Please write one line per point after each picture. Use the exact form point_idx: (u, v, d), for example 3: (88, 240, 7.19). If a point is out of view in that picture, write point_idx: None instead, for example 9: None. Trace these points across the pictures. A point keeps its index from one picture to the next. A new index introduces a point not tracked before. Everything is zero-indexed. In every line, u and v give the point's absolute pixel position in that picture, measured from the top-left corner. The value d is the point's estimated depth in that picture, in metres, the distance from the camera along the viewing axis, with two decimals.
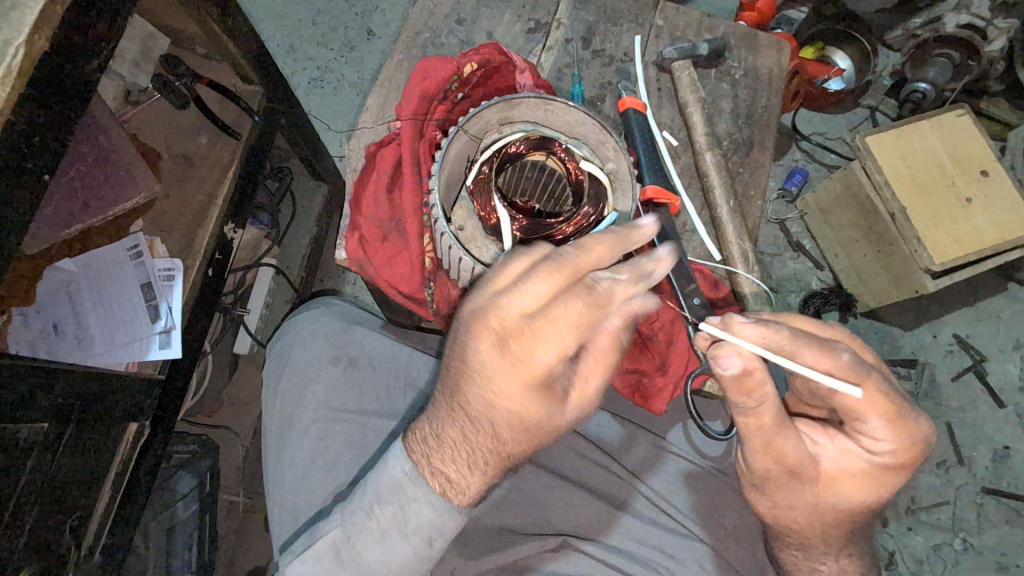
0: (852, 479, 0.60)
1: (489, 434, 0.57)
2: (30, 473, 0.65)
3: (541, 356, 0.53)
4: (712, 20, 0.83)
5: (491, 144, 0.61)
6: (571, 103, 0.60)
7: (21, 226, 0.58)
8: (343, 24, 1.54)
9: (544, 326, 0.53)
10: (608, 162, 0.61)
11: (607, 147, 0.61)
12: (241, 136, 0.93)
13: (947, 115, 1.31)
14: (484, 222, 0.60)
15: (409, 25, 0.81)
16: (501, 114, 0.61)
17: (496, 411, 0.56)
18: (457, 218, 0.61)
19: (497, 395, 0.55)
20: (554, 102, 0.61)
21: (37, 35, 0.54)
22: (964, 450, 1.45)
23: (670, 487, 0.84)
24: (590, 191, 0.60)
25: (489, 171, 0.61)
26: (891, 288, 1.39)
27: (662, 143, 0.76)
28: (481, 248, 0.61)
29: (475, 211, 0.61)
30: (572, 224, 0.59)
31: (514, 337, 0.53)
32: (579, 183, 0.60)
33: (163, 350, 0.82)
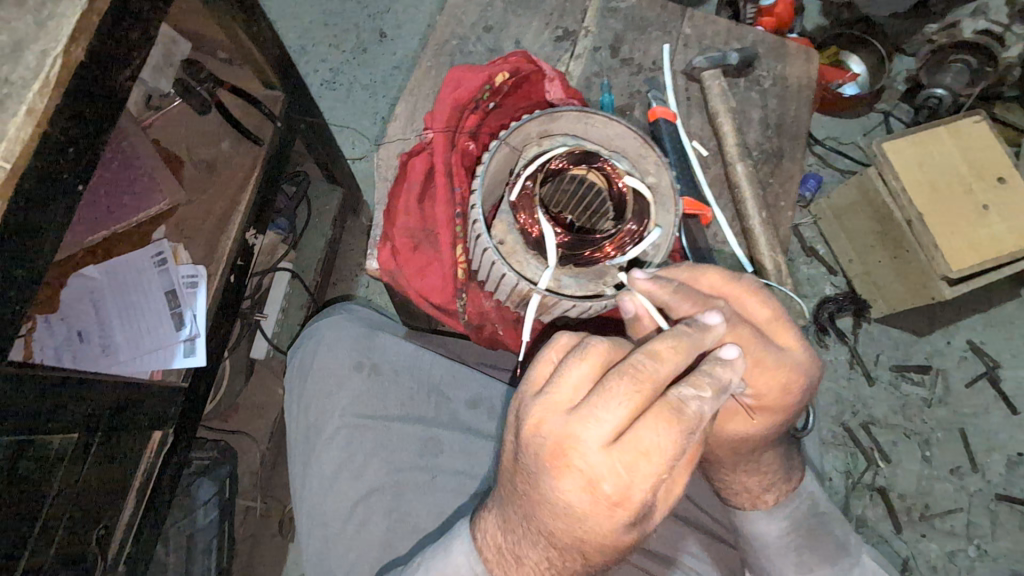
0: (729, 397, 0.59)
1: (555, 536, 0.51)
2: (60, 484, 0.65)
3: (607, 465, 0.46)
4: (740, 28, 0.82)
5: (532, 157, 0.61)
6: (611, 116, 0.60)
7: (56, 238, 0.57)
8: (356, 26, 1.53)
9: (607, 428, 0.46)
10: (649, 176, 0.61)
11: (649, 160, 0.61)
12: (264, 142, 0.92)
13: (963, 123, 1.30)
14: (525, 234, 0.59)
15: (436, 33, 0.80)
16: (542, 127, 0.61)
17: (559, 520, 0.49)
18: (498, 232, 0.61)
19: (559, 503, 0.48)
20: (594, 116, 0.61)
21: (73, 45, 0.53)
22: (979, 457, 1.44)
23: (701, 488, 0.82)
24: (634, 206, 0.59)
25: (533, 185, 0.59)
26: (906, 294, 1.38)
27: (692, 154, 0.75)
28: (522, 262, 0.60)
29: (515, 224, 0.61)
30: (615, 241, 0.58)
31: (573, 443, 0.46)
32: (621, 198, 0.59)
33: (187, 358, 0.82)
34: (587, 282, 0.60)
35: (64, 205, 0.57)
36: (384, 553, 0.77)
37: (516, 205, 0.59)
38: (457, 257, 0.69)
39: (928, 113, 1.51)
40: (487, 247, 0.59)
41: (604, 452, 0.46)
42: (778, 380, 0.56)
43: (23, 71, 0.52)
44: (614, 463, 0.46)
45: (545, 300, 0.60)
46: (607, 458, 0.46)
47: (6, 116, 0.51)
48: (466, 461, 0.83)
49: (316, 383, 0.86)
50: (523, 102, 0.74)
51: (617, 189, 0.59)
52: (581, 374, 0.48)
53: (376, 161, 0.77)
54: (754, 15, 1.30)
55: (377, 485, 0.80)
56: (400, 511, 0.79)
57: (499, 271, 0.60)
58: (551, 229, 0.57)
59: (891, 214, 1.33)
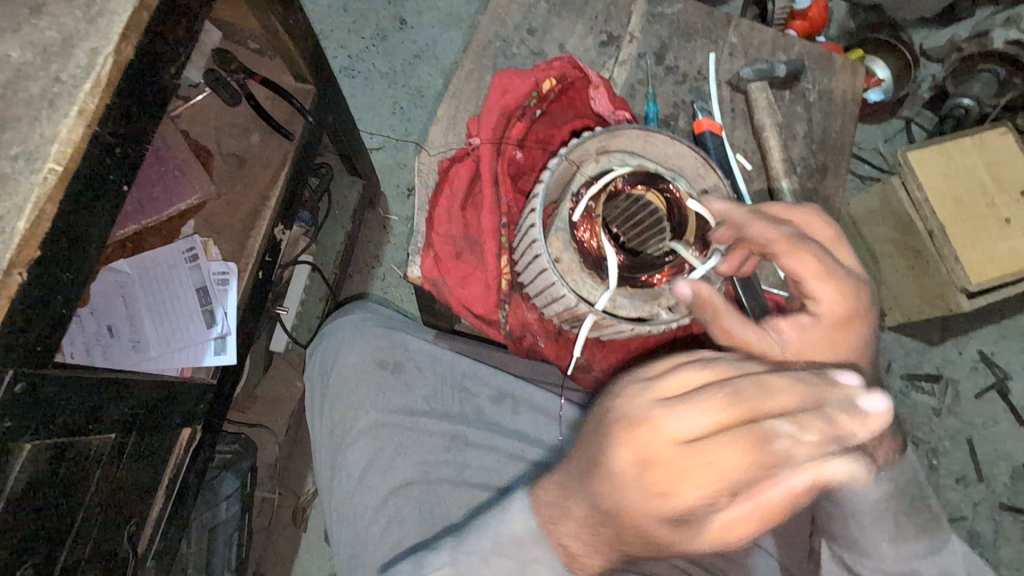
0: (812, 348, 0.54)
1: (609, 530, 0.51)
2: (96, 483, 0.65)
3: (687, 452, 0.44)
4: (787, 39, 0.81)
5: (592, 174, 0.59)
6: (672, 135, 0.61)
7: (101, 239, 0.56)
8: (376, 13, 1.50)
9: (685, 427, 0.45)
10: (705, 196, 0.61)
11: (706, 181, 0.62)
12: (295, 137, 0.90)
13: (990, 134, 1.30)
14: (585, 252, 0.59)
15: (479, 34, 0.79)
16: (601, 144, 0.60)
17: (623, 518, 0.49)
18: (554, 249, 0.59)
19: (630, 502, 0.47)
20: (656, 135, 0.61)
21: (124, 42, 0.52)
22: (984, 466, 1.46)
23: None
24: (697, 230, 0.59)
25: (596, 206, 0.59)
26: (923, 304, 1.37)
27: (736, 168, 0.74)
28: (577, 280, 0.59)
29: (572, 241, 0.60)
30: (672, 264, 0.60)
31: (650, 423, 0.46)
32: (685, 220, 0.59)
33: (217, 356, 0.81)
34: (640, 302, 0.60)
35: (109, 206, 0.56)
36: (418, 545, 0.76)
37: (577, 226, 0.59)
38: (502, 268, 0.71)
39: (953, 123, 1.49)
40: (544, 265, 0.60)
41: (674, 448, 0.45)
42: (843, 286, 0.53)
43: (75, 70, 0.51)
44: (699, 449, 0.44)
45: (599, 319, 0.61)
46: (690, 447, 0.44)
47: (58, 116, 0.50)
48: (491, 457, 0.82)
49: (340, 380, 0.84)
50: (569, 110, 0.75)
51: (677, 210, 0.60)
52: (690, 377, 0.47)
53: (416, 165, 0.75)
54: (786, 18, 1.28)
55: (404, 482, 0.79)
56: (428, 507, 0.78)
57: (556, 291, 0.60)
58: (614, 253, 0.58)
59: (912, 223, 1.32)
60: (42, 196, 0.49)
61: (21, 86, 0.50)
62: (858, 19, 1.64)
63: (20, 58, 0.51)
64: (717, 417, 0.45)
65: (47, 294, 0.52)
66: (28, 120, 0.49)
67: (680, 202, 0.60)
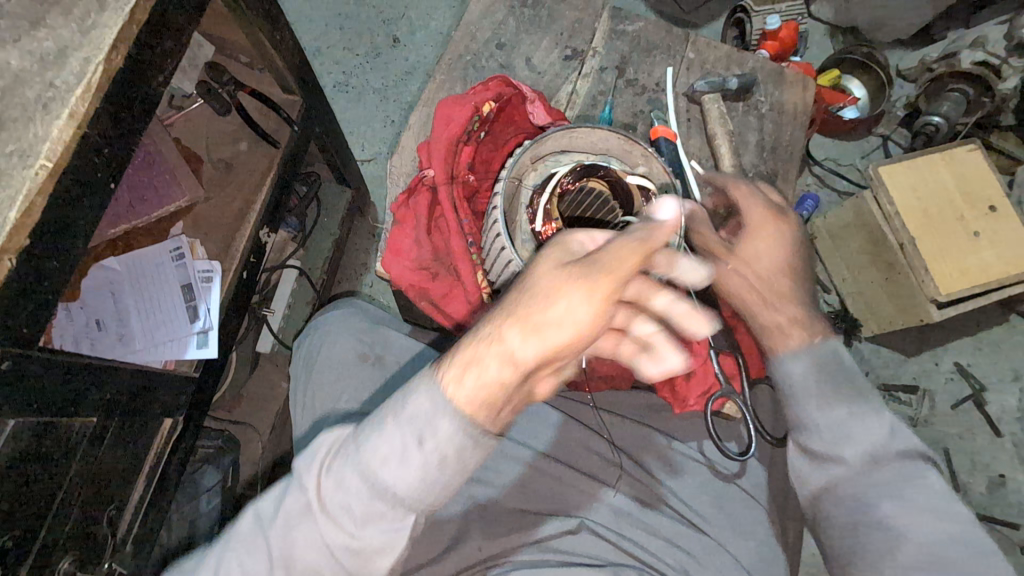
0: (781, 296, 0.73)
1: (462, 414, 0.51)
2: (77, 464, 0.69)
3: (546, 280, 0.52)
4: (741, 55, 0.88)
5: (533, 185, 0.64)
6: (593, 125, 0.63)
7: (90, 231, 0.61)
8: (370, 31, 1.57)
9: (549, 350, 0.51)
10: (639, 167, 0.65)
11: (636, 153, 0.64)
12: (281, 145, 0.95)
13: (958, 150, 1.32)
14: (553, 253, 0.62)
15: (451, 47, 0.85)
16: (532, 156, 0.64)
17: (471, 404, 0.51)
18: (527, 259, 0.63)
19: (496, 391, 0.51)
20: (578, 129, 0.64)
21: (114, 53, 0.57)
22: (961, 477, 1.47)
23: (682, 482, 0.86)
24: (643, 199, 0.61)
25: (552, 206, 0.62)
26: (896, 314, 1.40)
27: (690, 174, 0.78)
28: None
29: (539, 248, 0.63)
30: None
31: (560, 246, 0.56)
32: (630, 194, 0.61)
33: (199, 349, 0.85)
34: None
35: (96, 202, 0.61)
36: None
37: (539, 233, 0.62)
38: (480, 284, 0.72)
39: (925, 140, 1.52)
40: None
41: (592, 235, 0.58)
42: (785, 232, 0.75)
43: (68, 77, 0.56)
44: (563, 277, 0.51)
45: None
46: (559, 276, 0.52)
47: (50, 117, 0.55)
48: None
49: (321, 373, 0.88)
50: (510, 126, 0.78)
51: (620, 189, 0.62)
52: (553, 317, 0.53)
53: (390, 170, 0.82)
54: (759, 39, 1.35)
55: None
56: None
57: None
58: (585, 246, 0.59)
59: (884, 237, 1.34)
60: (33, 190, 0.53)
61: (18, 91, 0.55)
62: (835, 40, 1.70)
63: (18, 65, 0.56)
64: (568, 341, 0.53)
65: (35, 279, 0.56)
66: (23, 121, 0.54)
67: (621, 179, 0.62)
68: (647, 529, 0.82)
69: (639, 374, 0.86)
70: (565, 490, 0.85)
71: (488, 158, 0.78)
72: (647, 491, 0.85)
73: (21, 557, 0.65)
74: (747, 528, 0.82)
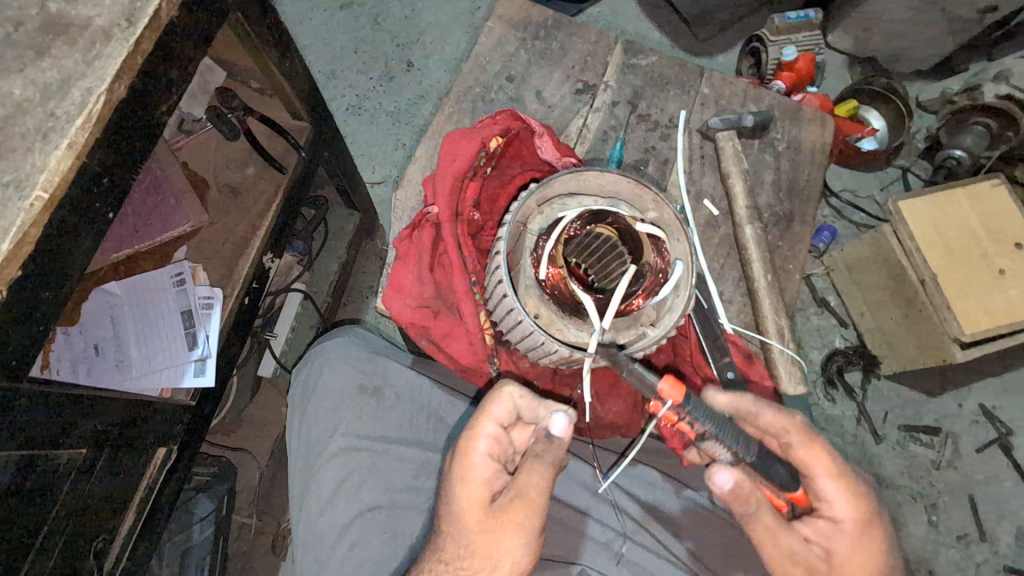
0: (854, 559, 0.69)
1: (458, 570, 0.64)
2: (65, 497, 0.67)
3: (482, 542, 0.63)
4: (757, 91, 0.86)
5: (537, 229, 0.61)
6: (602, 168, 0.62)
7: (87, 262, 0.60)
8: (384, 55, 1.58)
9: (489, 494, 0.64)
10: (649, 211, 0.62)
11: (646, 198, 0.62)
12: (287, 170, 0.95)
13: (981, 184, 1.26)
14: (558, 301, 0.59)
15: (460, 80, 0.84)
16: (539, 199, 0.61)
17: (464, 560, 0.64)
18: (530, 306, 0.60)
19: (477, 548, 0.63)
20: (586, 172, 0.62)
21: (117, 83, 0.57)
22: (987, 525, 1.40)
23: (689, 529, 0.81)
24: (651, 247, 0.59)
25: (557, 253, 0.59)
26: (916, 353, 1.32)
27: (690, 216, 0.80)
28: (563, 330, 0.60)
29: (544, 295, 0.60)
30: (642, 291, 0.59)
31: (472, 489, 0.63)
32: (637, 241, 0.59)
33: (197, 377, 0.84)
34: (624, 328, 0.60)
35: (94, 232, 0.59)
36: (384, 563, 0.78)
37: (544, 280, 0.59)
38: (482, 324, 0.71)
39: (945, 174, 1.49)
40: (528, 327, 0.60)
41: (488, 460, 0.64)
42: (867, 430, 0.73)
43: (69, 107, 0.56)
44: (495, 542, 0.63)
45: (595, 360, 0.60)
46: (488, 540, 0.63)
47: (49, 148, 0.54)
48: None
49: (318, 404, 0.85)
50: (516, 161, 0.78)
51: (629, 237, 0.59)
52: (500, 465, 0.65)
53: (394, 202, 0.81)
54: (775, 69, 1.34)
55: (372, 505, 0.80)
56: (396, 528, 0.79)
57: (544, 345, 0.61)
58: (591, 298, 0.57)
59: (903, 271, 1.27)
60: (27, 221, 0.53)
61: (20, 122, 0.55)
62: (854, 71, 1.67)
63: (21, 96, 0.56)
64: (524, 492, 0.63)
65: (28, 311, 0.55)
66: (22, 151, 0.54)
67: (630, 225, 0.59)
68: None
69: (646, 423, 0.82)
70: (566, 536, 0.79)
71: (492, 191, 0.77)
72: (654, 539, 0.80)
73: None
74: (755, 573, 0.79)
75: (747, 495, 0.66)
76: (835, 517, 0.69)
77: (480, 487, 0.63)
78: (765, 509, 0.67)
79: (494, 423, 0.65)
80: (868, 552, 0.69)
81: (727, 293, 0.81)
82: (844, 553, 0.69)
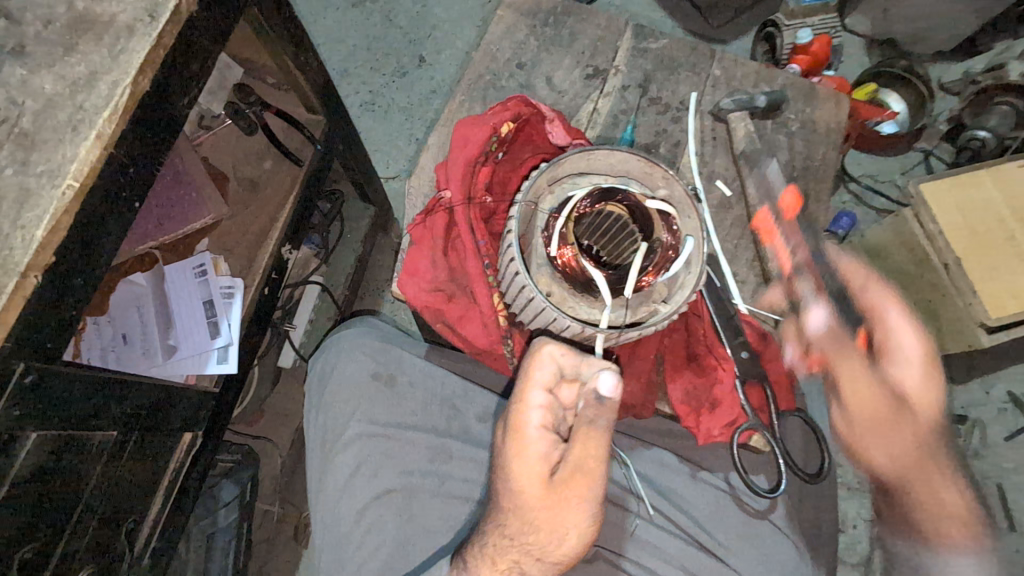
0: (929, 379, 0.72)
1: (528, 539, 0.65)
2: (97, 478, 0.69)
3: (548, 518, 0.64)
4: (770, 72, 0.86)
5: (548, 207, 0.61)
6: (612, 146, 0.61)
7: (114, 249, 0.62)
8: (397, 51, 1.60)
9: (536, 462, 0.63)
10: (660, 189, 0.61)
11: (656, 176, 0.62)
12: (304, 163, 0.97)
13: (1010, 166, 1.19)
14: (572, 281, 0.60)
15: (471, 68, 0.85)
16: (549, 177, 0.61)
17: (529, 527, 0.64)
18: (542, 285, 0.60)
19: (533, 519, 0.64)
20: (595, 151, 0.62)
21: (141, 76, 0.59)
22: (1016, 514, 1.37)
23: (702, 515, 0.81)
24: (661, 223, 0.60)
25: (568, 231, 0.60)
26: (940, 339, 1.29)
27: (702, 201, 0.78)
28: (574, 308, 0.61)
29: (555, 273, 0.61)
30: (653, 267, 0.59)
31: (522, 457, 0.63)
32: (647, 218, 0.60)
33: (219, 365, 0.87)
34: (635, 306, 0.60)
35: (120, 222, 0.62)
36: (405, 546, 0.80)
37: (555, 258, 0.60)
38: (496, 306, 0.72)
39: (970, 155, 1.45)
40: (541, 305, 0.61)
41: (543, 433, 0.63)
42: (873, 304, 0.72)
43: (96, 99, 0.57)
44: (558, 514, 0.63)
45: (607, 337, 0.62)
46: (550, 513, 0.63)
47: (79, 139, 0.56)
48: (474, 469, 0.83)
49: (337, 390, 0.87)
50: (528, 146, 0.79)
51: (639, 214, 0.60)
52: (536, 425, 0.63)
53: (408, 190, 0.83)
54: (789, 53, 1.32)
55: (387, 490, 0.82)
56: (412, 513, 0.81)
57: (555, 323, 0.61)
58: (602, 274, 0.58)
59: (926, 255, 1.23)
60: (58, 208, 0.55)
61: (50, 115, 0.57)
62: (872, 54, 1.64)
63: (51, 90, 0.57)
64: (584, 455, 0.62)
65: (63, 294, 0.57)
66: (54, 142, 0.56)
67: (640, 203, 0.60)
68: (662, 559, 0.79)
69: (661, 403, 0.81)
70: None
71: (501, 175, 0.78)
72: (666, 520, 0.81)
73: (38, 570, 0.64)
74: (770, 559, 0.79)
75: (842, 338, 0.72)
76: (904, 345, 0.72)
77: (540, 462, 0.63)
78: (844, 357, 0.72)
79: (541, 391, 0.63)
80: (936, 390, 0.72)
81: (740, 275, 0.80)
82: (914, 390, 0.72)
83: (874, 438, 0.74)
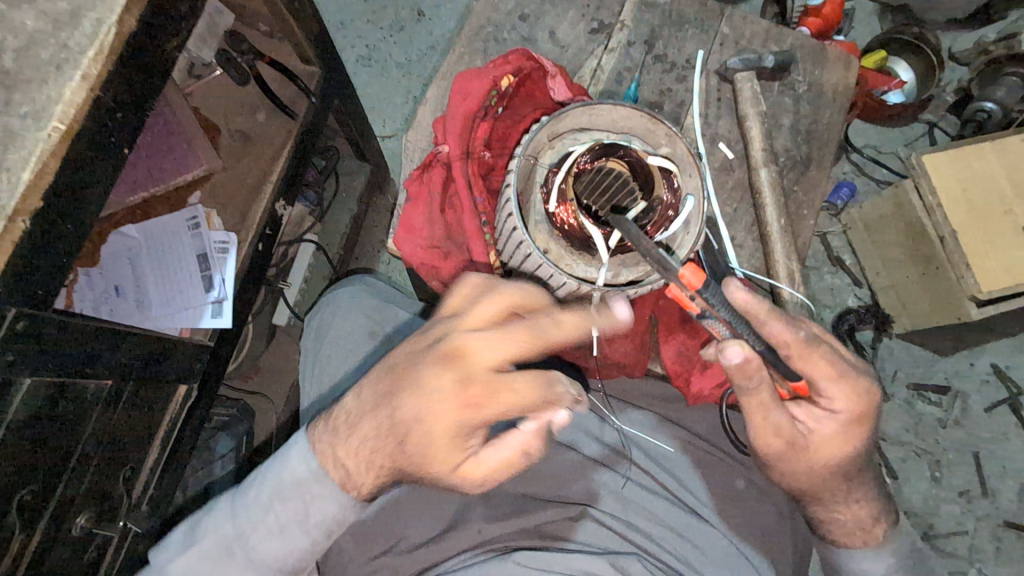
0: (838, 442, 0.67)
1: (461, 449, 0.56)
2: (92, 426, 0.69)
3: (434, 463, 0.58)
4: (779, 31, 0.83)
5: (549, 163, 0.61)
6: (616, 101, 0.60)
7: (103, 197, 0.61)
8: (395, 3, 1.54)
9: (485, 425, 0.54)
10: (662, 147, 0.61)
11: (659, 133, 0.61)
12: (298, 116, 0.94)
13: (1013, 138, 1.17)
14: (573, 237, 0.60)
15: (473, 19, 0.83)
16: (551, 132, 0.61)
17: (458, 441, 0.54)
18: (539, 241, 0.61)
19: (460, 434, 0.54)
20: (599, 105, 0.61)
21: (128, 14, 0.56)
22: (990, 481, 1.41)
23: (682, 472, 0.85)
24: (660, 181, 0.59)
25: (568, 187, 0.60)
26: (931, 311, 1.29)
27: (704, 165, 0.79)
28: (570, 266, 0.61)
29: (554, 231, 0.61)
30: (654, 223, 0.59)
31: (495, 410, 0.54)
32: (647, 174, 0.59)
33: (214, 319, 0.87)
34: (635, 264, 0.61)
35: (107, 166, 0.60)
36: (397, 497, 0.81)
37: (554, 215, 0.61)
38: (492, 265, 0.71)
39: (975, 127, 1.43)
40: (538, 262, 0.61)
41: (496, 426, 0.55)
42: (827, 368, 0.62)
43: (80, 38, 0.54)
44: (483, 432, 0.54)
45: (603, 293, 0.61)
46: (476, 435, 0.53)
47: (63, 79, 0.53)
48: None
49: (331, 345, 0.87)
50: (528, 101, 0.77)
51: (640, 171, 0.60)
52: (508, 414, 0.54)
53: (405, 144, 0.82)
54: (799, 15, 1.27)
55: None
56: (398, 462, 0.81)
57: (553, 280, 0.61)
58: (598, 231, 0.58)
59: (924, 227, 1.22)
60: (45, 152, 0.52)
61: (33, 53, 0.53)
62: (884, 20, 1.59)
63: (33, 26, 0.54)
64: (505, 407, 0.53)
65: (49, 239, 0.56)
66: (36, 82, 0.53)
67: (641, 159, 0.60)
68: (650, 518, 0.81)
69: (652, 362, 0.84)
70: (571, 478, 0.83)
71: (500, 131, 0.76)
72: (651, 480, 0.84)
73: (37, 513, 0.65)
74: (749, 517, 0.82)
75: (754, 374, 0.58)
76: (831, 409, 0.65)
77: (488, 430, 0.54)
78: (764, 386, 0.60)
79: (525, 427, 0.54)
80: (848, 442, 0.67)
81: (738, 238, 0.80)
82: (825, 440, 0.66)
83: (796, 473, 0.70)
